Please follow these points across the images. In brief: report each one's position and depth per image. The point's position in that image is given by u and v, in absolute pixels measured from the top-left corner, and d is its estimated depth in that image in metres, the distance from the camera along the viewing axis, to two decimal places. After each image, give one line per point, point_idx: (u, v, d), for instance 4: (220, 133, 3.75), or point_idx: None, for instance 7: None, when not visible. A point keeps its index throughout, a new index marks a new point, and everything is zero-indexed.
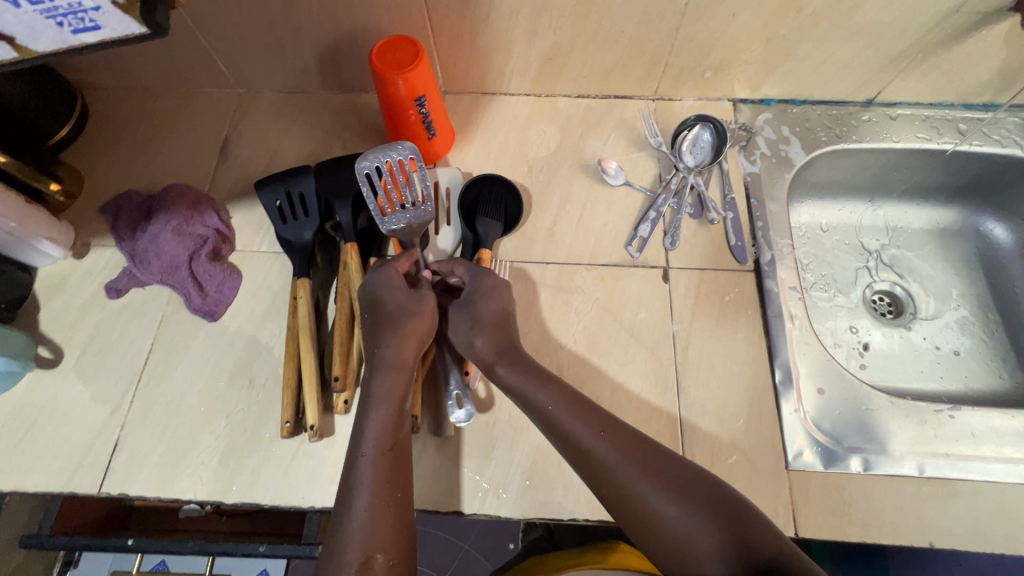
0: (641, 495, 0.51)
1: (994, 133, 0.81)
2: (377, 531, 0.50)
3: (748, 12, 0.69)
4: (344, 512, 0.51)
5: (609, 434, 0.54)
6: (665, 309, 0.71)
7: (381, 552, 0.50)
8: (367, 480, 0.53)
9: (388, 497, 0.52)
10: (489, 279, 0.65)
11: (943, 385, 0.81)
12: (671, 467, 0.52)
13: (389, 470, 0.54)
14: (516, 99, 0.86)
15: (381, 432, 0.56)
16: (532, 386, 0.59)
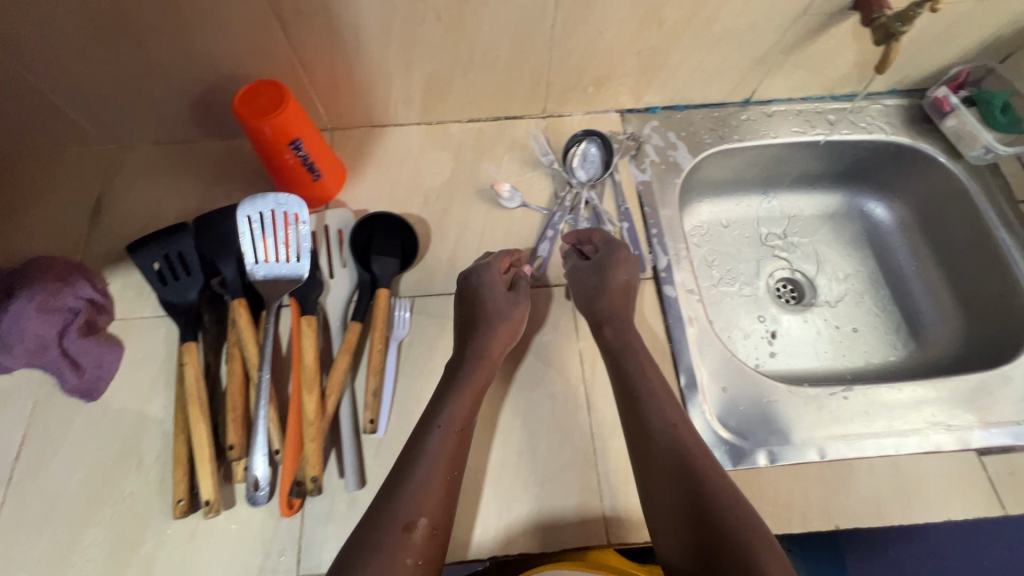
0: (677, 490, 0.54)
1: (860, 121, 0.87)
2: (423, 501, 0.53)
3: (613, 28, 0.70)
4: (404, 484, 0.54)
5: (676, 436, 0.58)
6: (570, 327, 0.71)
7: (423, 517, 0.52)
8: (429, 457, 0.56)
9: (443, 477, 0.55)
10: (621, 252, 0.71)
11: (847, 362, 0.85)
12: (717, 480, 0.54)
13: (452, 452, 0.57)
14: (407, 129, 0.85)
15: (466, 406, 0.60)
16: (637, 346, 0.65)
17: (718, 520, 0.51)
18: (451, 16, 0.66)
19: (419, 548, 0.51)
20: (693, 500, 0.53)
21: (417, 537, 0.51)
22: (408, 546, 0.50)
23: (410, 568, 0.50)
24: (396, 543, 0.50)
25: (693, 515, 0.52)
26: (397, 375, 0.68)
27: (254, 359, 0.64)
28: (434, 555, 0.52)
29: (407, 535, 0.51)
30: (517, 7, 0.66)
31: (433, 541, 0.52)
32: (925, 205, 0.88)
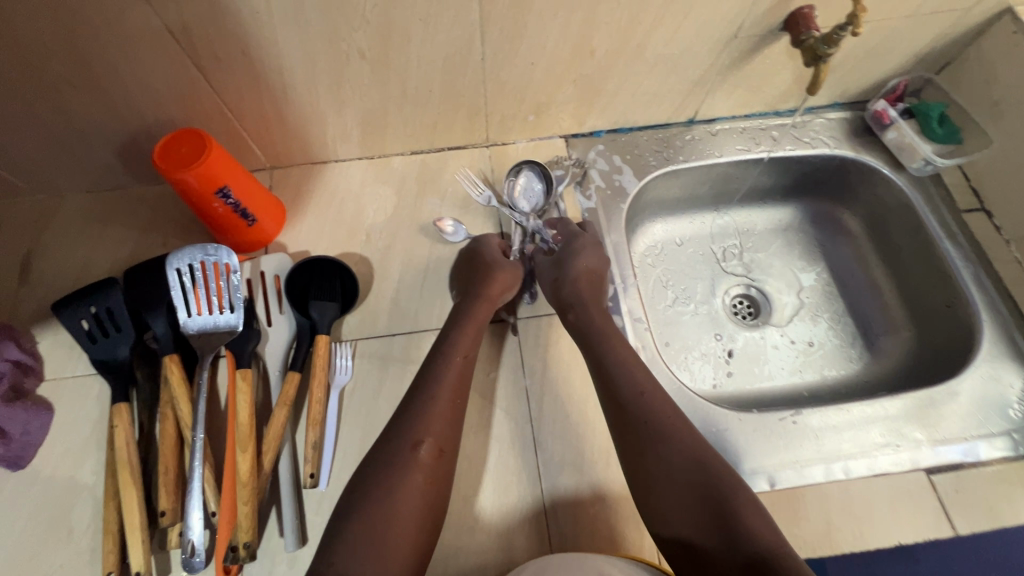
0: (651, 430, 0.58)
1: (804, 136, 0.87)
2: (432, 421, 0.58)
3: (545, 59, 0.70)
4: (408, 416, 0.58)
5: (642, 391, 0.61)
6: (516, 364, 0.71)
7: (428, 437, 0.57)
8: (433, 386, 0.61)
9: (444, 404, 0.60)
10: (588, 241, 0.74)
11: (804, 378, 0.84)
12: (682, 423, 0.59)
13: (456, 381, 0.62)
14: (348, 165, 0.83)
15: (451, 377, 0.62)
16: (600, 327, 0.68)
17: (693, 452, 0.56)
18: (376, 56, 0.65)
19: (427, 467, 0.56)
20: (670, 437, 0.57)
21: (425, 459, 0.56)
22: (416, 466, 0.55)
23: (420, 485, 0.54)
24: (404, 464, 0.55)
25: (670, 449, 0.57)
26: (338, 425, 0.65)
27: (188, 419, 0.62)
28: (442, 472, 0.57)
29: (416, 455, 0.56)
30: (442, 43, 0.65)
31: (439, 462, 0.57)
32: (875, 217, 0.88)
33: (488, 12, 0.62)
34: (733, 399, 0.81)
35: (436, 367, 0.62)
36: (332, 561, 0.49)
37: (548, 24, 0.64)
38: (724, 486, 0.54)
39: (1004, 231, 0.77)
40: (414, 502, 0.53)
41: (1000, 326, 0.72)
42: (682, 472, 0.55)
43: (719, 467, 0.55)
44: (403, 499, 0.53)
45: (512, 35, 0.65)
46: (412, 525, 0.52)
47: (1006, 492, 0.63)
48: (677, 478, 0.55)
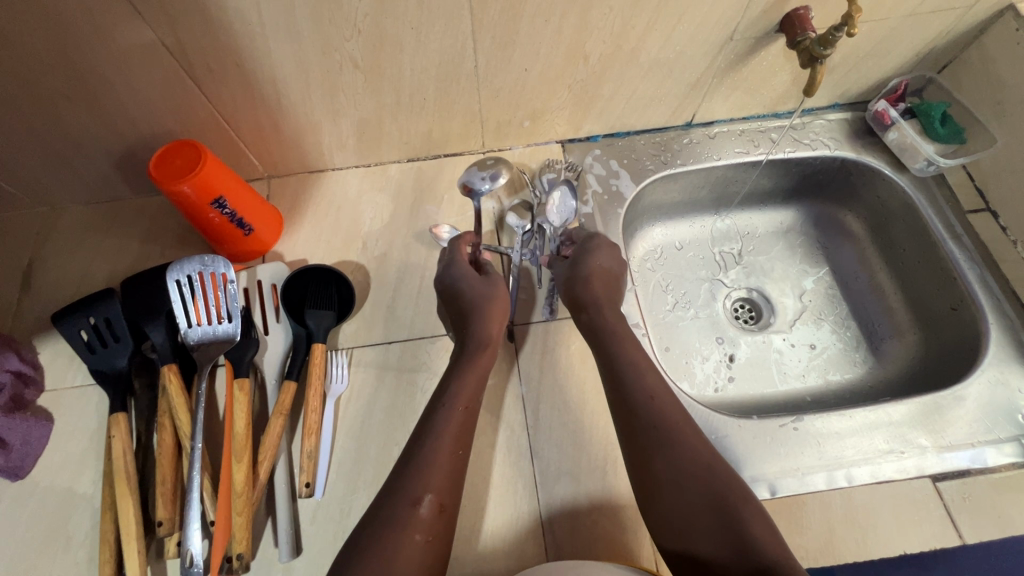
0: (663, 456, 0.56)
1: (804, 137, 0.86)
2: (430, 476, 0.54)
3: (538, 65, 0.69)
4: (406, 468, 0.55)
5: (654, 408, 0.60)
6: (512, 372, 0.71)
7: (429, 493, 0.53)
8: (433, 437, 0.57)
9: (447, 459, 0.56)
10: (600, 242, 0.73)
11: (807, 382, 0.82)
12: (694, 440, 0.57)
13: (460, 437, 0.57)
14: (346, 174, 0.83)
15: (452, 429, 0.57)
16: (615, 326, 0.67)
17: (704, 471, 0.55)
18: (368, 65, 0.66)
19: (427, 525, 0.52)
20: (681, 456, 0.56)
21: (424, 514, 0.52)
22: (415, 524, 0.51)
23: (419, 544, 0.50)
24: (401, 516, 0.51)
25: (682, 470, 0.55)
26: (335, 434, 0.65)
27: (186, 428, 0.61)
28: (443, 530, 0.53)
29: (415, 512, 0.52)
30: (435, 51, 0.65)
31: (441, 518, 0.53)
32: (876, 219, 0.87)
33: (480, 19, 0.62)
34: (734, 405, 0.80)
35: (435, 420, 0.58)
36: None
37: (541, 30, 0.64)
38: (737, 506, 0.52)
39: (1010, 232, 0.76)
40: (413, 559, 0.49)
41: (1008, 328, 0.71)
42: (698, 495, 0.53)
43: (731, 483, 0.54)
44: (404, 553, 0.49)
45: (504, 42, 0.65)
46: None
47: (1015, 500, 0.61)
48: (689, 501, 0.53)
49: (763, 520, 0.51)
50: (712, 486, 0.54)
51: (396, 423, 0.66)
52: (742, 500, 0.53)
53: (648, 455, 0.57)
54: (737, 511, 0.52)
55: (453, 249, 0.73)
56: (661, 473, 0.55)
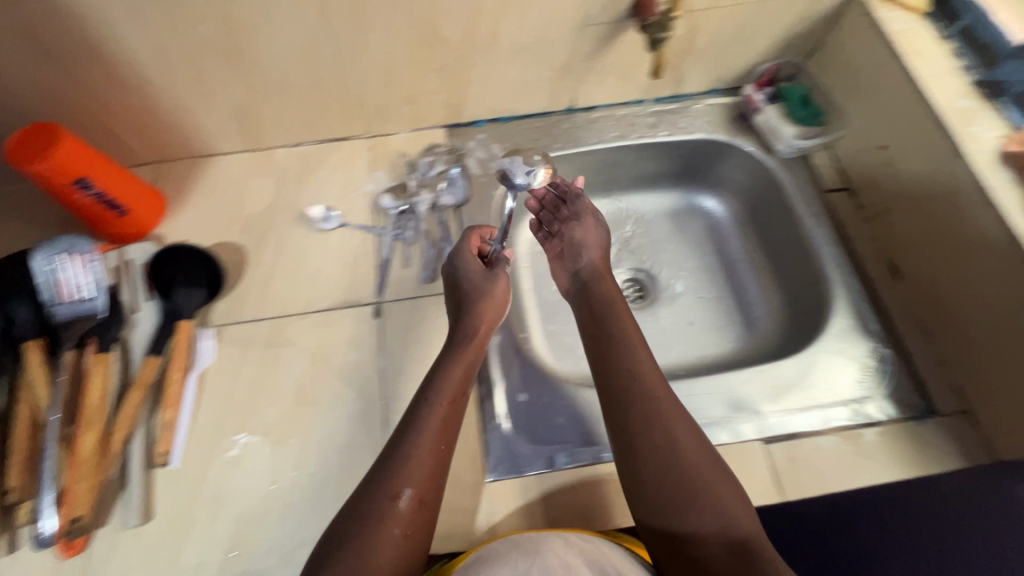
0: (652, 431, 0.56)
1: (681, 122, 0.88)
2: (418, 468, 0.53)
3: (399, 49, 0.72)
4: (387, 461, 0.53)
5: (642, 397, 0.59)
6: (375, 347, 0.71)
7: (409, 486, 0.51)
8: (413, 434, 0.55)
9: (419, 457, 0.53)
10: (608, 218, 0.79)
11: (682, 356, 0.85)
12: (689, 430, 0.57)
13: (431, 439, 0.55)
14: (232, 159, 0.85)
15: (442, 411, 0.57)
16: (609, 292, 0.71)
17: (689, 465, 0.54)
18: (227, 48, 0.67)
19: (406, 519, 0.50)
20: (666, 448, 0.55)
21: (404, 510, 0.51)
22: (393, 518, 0.50)
23: (397, 539, 0.49)
24: (384, 510, 0.50)
25: (669, 460, 0.54)
26: (196, 407, 0.68)
27: (43, 401, 0.63)
28: (421, 526, 0.51)
29: (396, 506, 0.50)
30: (290, 35, 0.67)
31: (421, 512, 0.51)
32: (751, 199, 0.90)
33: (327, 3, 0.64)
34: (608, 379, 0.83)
35: (418, 414, 0.57)
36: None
37: (391, 14, 0.67)
38: (722, 501, 0.52)
39: (864, 209, 0.79)
40: (390, 555, 0.48)
41: (853, 302, 0.73)
42: (678, 488, 0.53)
43: (715, 478, 0.54)
44: (381, 553, 0.48)
45: (358, 26, 0.67)
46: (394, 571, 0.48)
47: (840, 459, 0.64)
48: (680, 477, 0.53)
49: (746, 513, 0.52)
50: (701, 477, 0.53)
51: (256, 396, 0.69)
52: (727, 495, 0.53)
53: (630, 445, 0.56)
54: (716, 506, 0.52)
55: (459, 246, 0.73)
56: (642, 447, 0.55)
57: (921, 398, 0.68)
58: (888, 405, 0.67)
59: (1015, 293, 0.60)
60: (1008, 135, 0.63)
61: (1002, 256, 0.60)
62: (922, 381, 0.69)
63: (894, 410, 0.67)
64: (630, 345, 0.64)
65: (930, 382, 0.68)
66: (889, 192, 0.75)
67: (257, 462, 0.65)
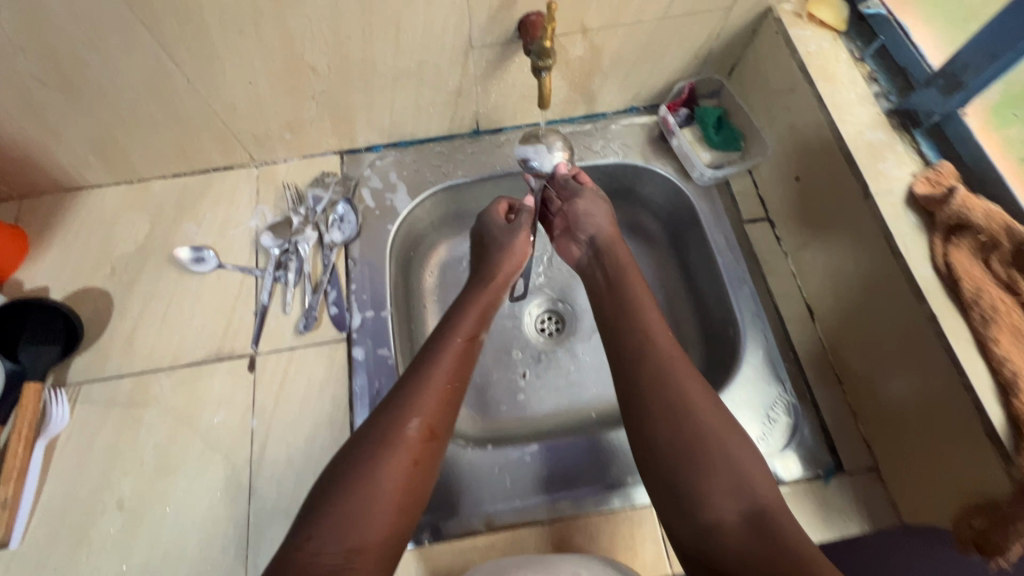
0: (656, 384, 0.55)
1: (595, 144, 0.81)
2: (429, 403, 0.53)
3: (263, 78, 0.65)
4: (399, 395, 0.53)
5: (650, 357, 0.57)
6: (245, 406, 0.66)
7: (419, 416, 0.51)
8: (433, 367, 0.55)
9: (438, 389, 0.54)
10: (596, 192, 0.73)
11: (597, 396, 0.81)
12: (696, 389, 0.54)
13: (458, 368, 0.57)
14: (105, 192, 0.78)
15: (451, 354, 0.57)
16: (618, 255, 0.68)
17: (706, 419, 0.52)
18: (61, 82, 0.60)
19: (415, 447, 0.50)
20: (679, 405, 0.53)
21: (414, 440, 0.50)
22: (403, 443, 0.49)
23: (403, 467, 0.48)
24: (392, 439, 0.49)
25: (672, 418, 0.52)
26: (43, 479, 0.62)
27: None
28: (428, 457, 0.51)
29: (404, 433, 0.50)
30: (131, 65, 0.60)
31: (431, 444, 0.51)
32: (672, 224, 0.82)
33: (160, 33, 0.57)
34: (516, 426, 0.79)
35: (433, 347, 0.58)
36: (307, 542, 0.43)
37: (240, 43, 0.59)
38: (736, 456, 0.50)
39: (783, 241, 0.73)
40: (394, 483, 0.47)
41: (764, 348, 0.68)
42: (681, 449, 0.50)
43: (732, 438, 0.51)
44: (387, 479, 0.47)
45: (204, 56, 0.60)
46: (394, 501, 0.47)
47: None
48: (682, 430, 0.51)
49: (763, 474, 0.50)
50: (719, 434, 0.51)
51: (111, 464, 0.63)
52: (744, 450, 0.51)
53: (641, 406, 0.54)
54: (725, 461, 0.50)
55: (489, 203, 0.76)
56: (654, 402, 0.53)
57: (829, 452, 0.63)
58: (795, 462, 0.63)
59: (915, 350, 0.55)
60: (917, 172, 0.58)
61: (904, 309, 0.55)
62: (830, 434, 0.64)
63: (800, 466, 0.62)
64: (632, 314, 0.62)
65: (837, 435, 0.64)
66: (806, 226, 0.69)
67: (106, 540, 0.59)
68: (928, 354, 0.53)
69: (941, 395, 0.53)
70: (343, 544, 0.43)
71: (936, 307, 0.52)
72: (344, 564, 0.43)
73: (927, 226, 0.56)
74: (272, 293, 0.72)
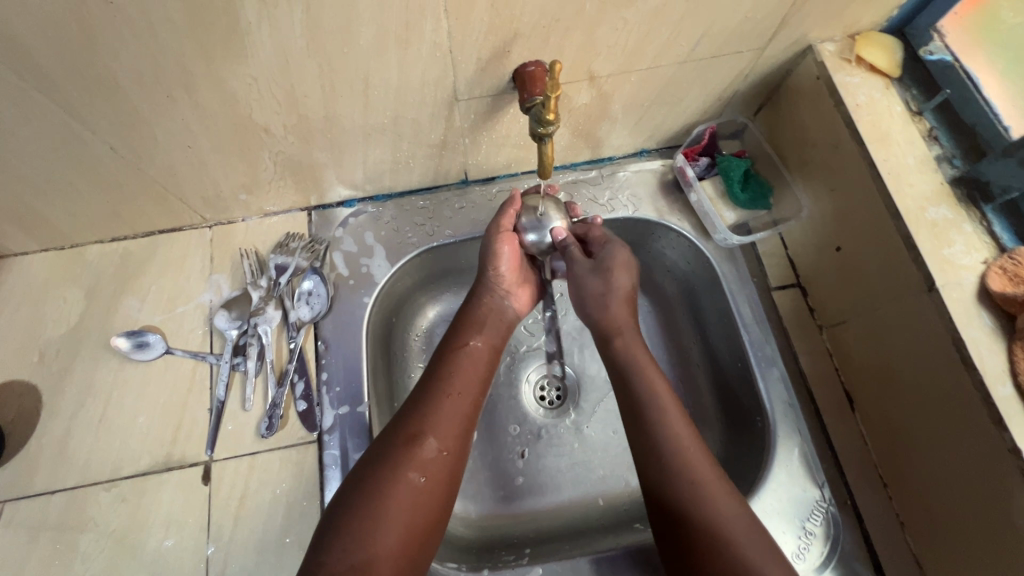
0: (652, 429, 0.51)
1: (601, 196, 0.70)
2: (439, 415, 0.51)
3: (205, 140, 0.53)
4: (414, 408, 0.51)
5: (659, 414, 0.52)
6: (198, 528, 0.56)
7: (429, 431, 0.49)
8: (445, 377, 0.54)
9: (449, 402, 0.52)
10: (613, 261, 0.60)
11: (606, 481, 0.71)
12: (709, 473, 0.48)
13: (470, 379, 0.55)
14: (31, 260, 0.66)
15: (465, 367, 0.56)
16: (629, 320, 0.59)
17: (716, 512, 0.46)
18: None
19: (428, 463, 0.48)
20: (675, 462, 0.48)
21: (428, 457, 0.48)
22: (416, 459, 0.47)
23: (415, 483, 0.46)
24: (401, 455, 0.47)
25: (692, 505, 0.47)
26: None
27: None
28: (443, 474, 0.48)
29: (418, 449, 0.48)
30: (37, 134, 0.48)
31: (444, 458, 0.49)
32: (687, 284, 0.71)
33: (65, 99, 0.45)
34: (514, 520, 0.69)
35: (449, 356, 0.56)
36: (320, 566, 0.41)
37: (171, 106, 0.48)
38: (748, 557, 0.44)
39: (817, 314, 0.65)
40: (407, 500, 0.45)
41: (799, 444, 0.58)
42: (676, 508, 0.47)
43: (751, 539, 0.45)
44: (399, 497, 0.45)
45: (126, 121, 0.49)
46: (407, 518, 0.44)
47: None
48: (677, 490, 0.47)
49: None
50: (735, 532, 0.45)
51: None
52: (761, 551, 0.44)
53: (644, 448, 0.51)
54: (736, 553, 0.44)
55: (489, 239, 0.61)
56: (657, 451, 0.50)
57: (877, 574, 0.54)
58: None
59: (986, 474, 0.47)
60: (990, 259, 0.50)
61: (971, 422, 0.47)
62: (875, 546, 0.55)
63: None
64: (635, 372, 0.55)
65: (883, 548, 0.55)
66: (849, 302, 0.59)
67: None
68: (1007, 487, 0.45)
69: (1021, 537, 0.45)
70: (352, 563, 0.41)
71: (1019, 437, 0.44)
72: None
73: (1005, 331, 0.47)
74: (229, 385, 0.62)
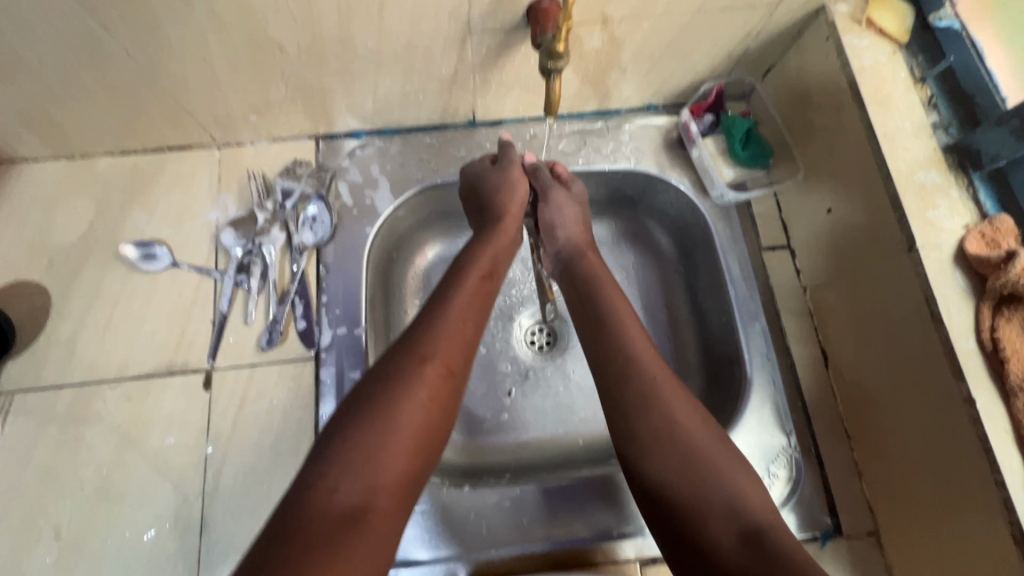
0: (654, 410, 0.49)
1: (604, 147, 0.71)
2: (445, 342, 0.52)
3: (219, 54, 0.54)
4: (417, 332, 0.52)
5: (643, 366, 0.52)
6: (198, 429, 0.59)
7: (435, 353, 0.50)
8: (450, 302, 0.55)
9: (458, 328, 0.53)
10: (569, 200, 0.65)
11: (587, 422, 0.74)
12: (677, 397, 0.50)
13: (473, 308, 0.55)
14: (42, 166, 0.68)
15: (467, 297, 0.56)
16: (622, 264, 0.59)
17: (705, 461, 0.46)
18: None
19: (432, 385, 0.49)
20: (663, 432, 0.48)
21: (431, 378, 0.49)
22: (421, 381, 0.48)
23: (421, 402, 0.47)
24: (408, 377, 0.48)
25: (665, 445, 0.48)
26: None
27: None
28: (447, 395, 0.49)
29: (421, 371, 0.49)
30: (53, 32, 0.49)
31: (446, 382, 0.50)
32: (682, 239, 0.73)
33: None
34: (497, 451, 0.72)
35: (453, 283, 0.57)
36: (320, 479, 0.43)
37: (187, 12, 0.49)
38: (720, 474, 0.46)
39: (804, 276, 0.66)
40: (413, 420, 0.47)
41: (772, 394, 0.61)
42: (671, 473, 0.46)
43: (715, 449, 0.47)
44: (403, 416, 0.46)
45: (142, 25, 0.50)
46: (411, 437, 0.46)
47: None
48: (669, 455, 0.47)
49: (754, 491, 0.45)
50: (710, 453, 0.47)
51: (47, 487, 0.57)
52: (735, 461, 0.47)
53: (624, 399, 0.51)
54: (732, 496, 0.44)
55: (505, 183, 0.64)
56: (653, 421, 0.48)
57: (829, 514, 0.58)
58: (793, 520, 0.58)
59: (946, 435, 0.49)
60: (972, 225, 0.51)
61: (937, 391, 0.50)
62: (833, 493, 0.59)
63: (798, 526, 0.57)
64: (629, 334, 0.55)
65: (841, 495, 0.59)
66: (834, 263, 0.61)
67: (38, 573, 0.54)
68: (964, 453, 0.48)
69: (971, 500, 0.48)
70: (359, 485, 0.43)
71: (975, 390, 0.47)
72: (360, 503, 0.42)
73: (976, 291, 0.49)
74: (232, 300, 0.64)
